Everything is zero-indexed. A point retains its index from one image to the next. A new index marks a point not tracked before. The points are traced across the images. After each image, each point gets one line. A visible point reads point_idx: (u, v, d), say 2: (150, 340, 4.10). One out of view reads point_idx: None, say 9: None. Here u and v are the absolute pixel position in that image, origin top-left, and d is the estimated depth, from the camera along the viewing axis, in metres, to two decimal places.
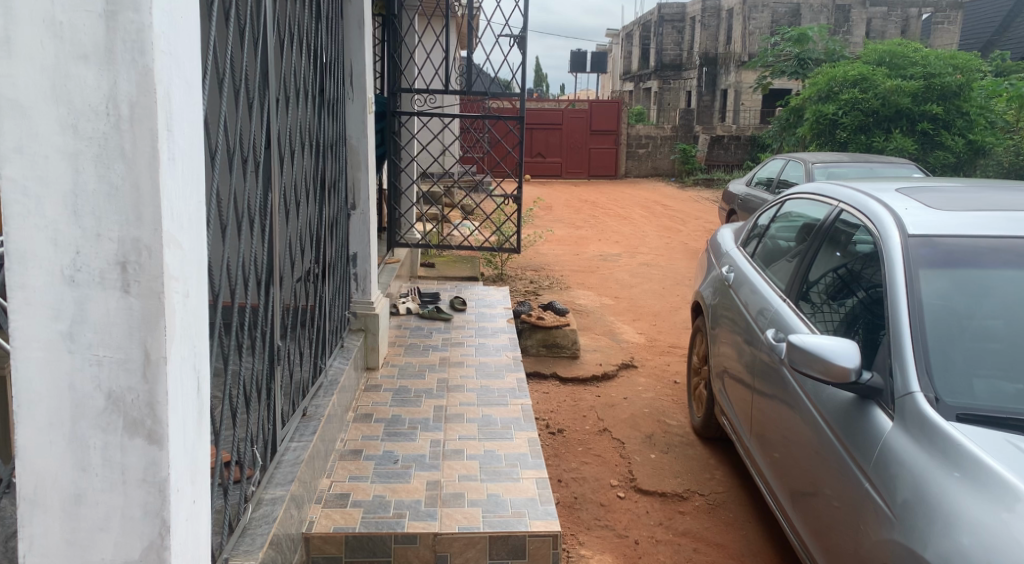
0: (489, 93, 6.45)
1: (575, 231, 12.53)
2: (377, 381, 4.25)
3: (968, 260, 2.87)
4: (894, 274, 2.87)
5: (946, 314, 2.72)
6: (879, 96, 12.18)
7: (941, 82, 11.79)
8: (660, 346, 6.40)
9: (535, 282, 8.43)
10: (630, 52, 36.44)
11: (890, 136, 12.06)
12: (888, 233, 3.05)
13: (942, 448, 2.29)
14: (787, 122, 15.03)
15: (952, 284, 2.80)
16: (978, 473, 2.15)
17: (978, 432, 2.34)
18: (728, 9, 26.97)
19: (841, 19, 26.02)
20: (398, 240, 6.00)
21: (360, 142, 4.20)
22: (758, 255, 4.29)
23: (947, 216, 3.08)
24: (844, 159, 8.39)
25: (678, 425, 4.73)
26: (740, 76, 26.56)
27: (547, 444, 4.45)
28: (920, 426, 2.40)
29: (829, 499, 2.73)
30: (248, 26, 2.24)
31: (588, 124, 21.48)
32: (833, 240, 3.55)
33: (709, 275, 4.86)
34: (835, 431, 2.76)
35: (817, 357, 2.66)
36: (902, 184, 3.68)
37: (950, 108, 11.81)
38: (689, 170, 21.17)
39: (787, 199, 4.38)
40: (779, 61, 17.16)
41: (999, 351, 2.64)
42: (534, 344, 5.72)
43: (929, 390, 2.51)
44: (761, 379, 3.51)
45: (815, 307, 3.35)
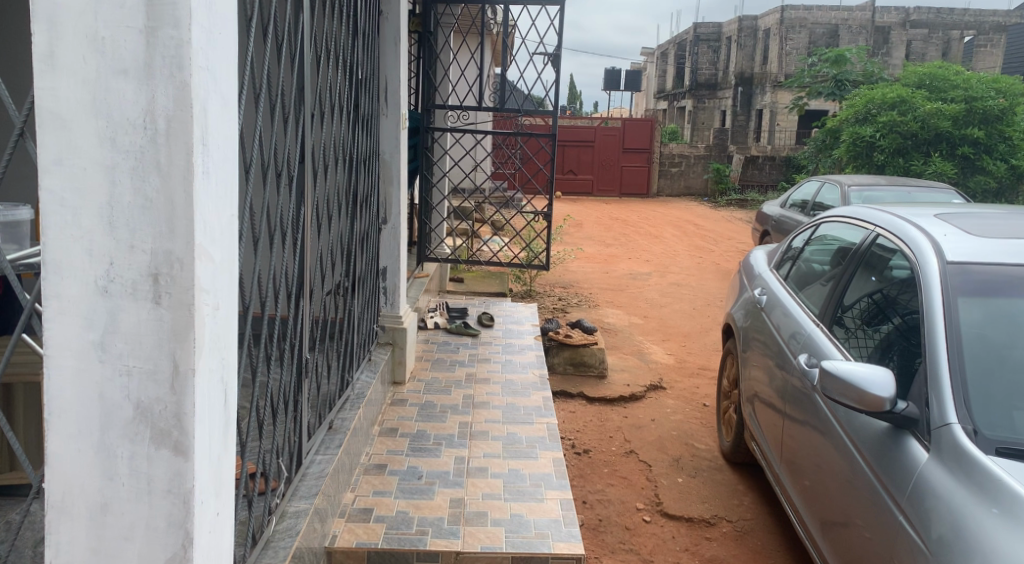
0: (523, 110, 6.46)
1: (606, 249, 12.49)
2: (403, 396, 4.25)
3: (1009, 289, 2.80)
4: (930, 300, 2.81)
5: (985, 343, 2.66)
6: (918, 118, 11.99)
7: (983, 105, 11.59)
8: (689, 368, 6.33)
9: (565, 299, 8.40)
10: (664, 71, 36.46)
11: (929, 160, 11.86)
12: (926, 259, 2.99)
13: (980, 483, 2.22)
14: (823, 143, 14.86)
15: (991, 314, 2.73)
16: (1018, 510, 2.08)
17: (1019, 468, 2.27)
18: (765, 29, 26.86)
19: (880, 40, 25.69)
20: (428, 254, 6.03)
21: (393, 157, 4.24)
22: (791, 278, 4.23)
23: (987, 243, 3.01)
24: (881, 182, 8.26)
25: (706, 449, 4.66)
26: (775, 96, 26.44)
27: (573, 464, 4.41)
28: (956, 459, 2.34)
29: (860, 530, 2.66)
30: (286, 42, 2.27)
31: (621, 142, 21.46)
32: (869, 264, 3.49)
33: (740, 297, 4.80)
34: (867, 460, 2.71)
35: (850, 385, 2.61)
36: (942, 209, 3.60)
37: (991, 132, 11.58)
38: (723, 190, 21.02)
39: (821, 222, 4.32)
40: (816, 81, 16.99)
41: None
42: (561, 362, 5.69)
43: (967, 422, 2.44)
44: (793, 404, 3.45)
45: (849, 333, 3.29)
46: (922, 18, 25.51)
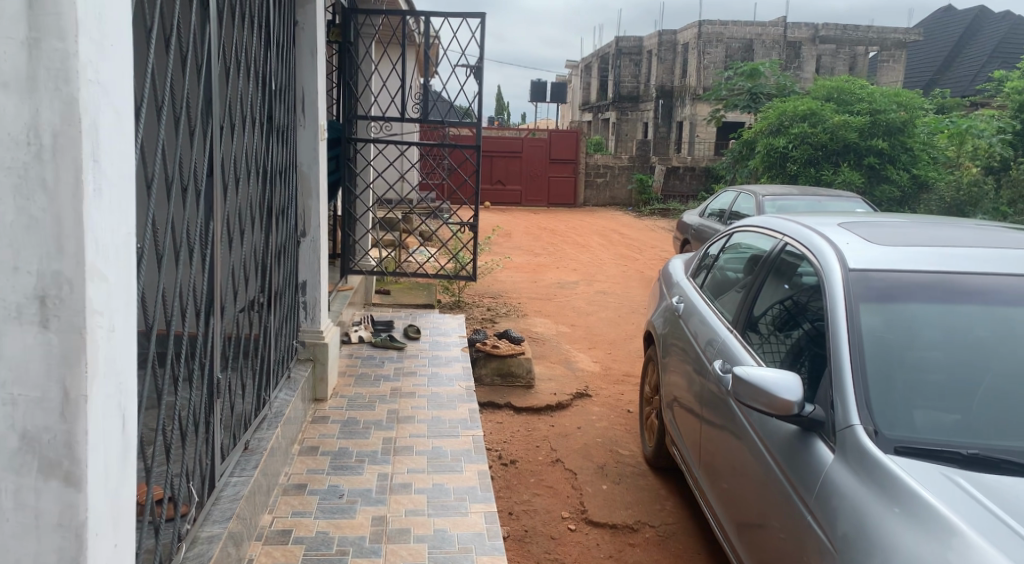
0: (446, 122, 6.44)
1: (533, 259, 12.57)
2: (325, 413, 4.17)
3: (906, 295, 2.95)
4: (834, 306, 2.94)
5: (884, 348, 2.79)
6: (827, 130, 12.53)
7: (886, 118, 12.17)
8: (614, 375, 6.42)
9: (492, 309, 8.41)
10: (589, 84, 37.08)
11: (839, 170, 12.40)
12: (830, 267, 3.12)
13: (881, 481, 2.33)
14: (740, 154, 15.35)
15: (889, 319, 2.88)
16: (915, 507, 2.18)
17: (916, 465, 2.38)
18: (684, 43, 27.63)
19: (792, 55, 26.66)
20: (351, 266, 5.94)
21: (311, 169, 4.16)
22: (707, 286, 4.35)
23: (885, 251, 3.16)
24: (792, 192, 8.58)
25: (630, 455, 4.73)
26: (695, 109, 27.16)
27: (499, 475, 4.41)
28: (859, 459, 2.45)
29: (773, 530, 2.75)
30: (190, 54, 2.21)
31: (547, 152, 21.68)
32: (778, 271, 3.63)
33: (660, 305, 4.90)
34: (778, 463, 2.80)
35: (761, 390, 2.71)
36: (845, 218, 3.77)
37: (895, 144, 12.20)
38: (646, 200, 21.46)
39: (734, 231, 4.46)
40: (733, 94, 17.54)
41: (935, 383, 2.72)
42: (488, 373, 5.68)
43: (868, 423, 2.56)
44: (710, 409, 3.54)
45: (763, 339, 3.41)
46: (831, 35, 26.69)
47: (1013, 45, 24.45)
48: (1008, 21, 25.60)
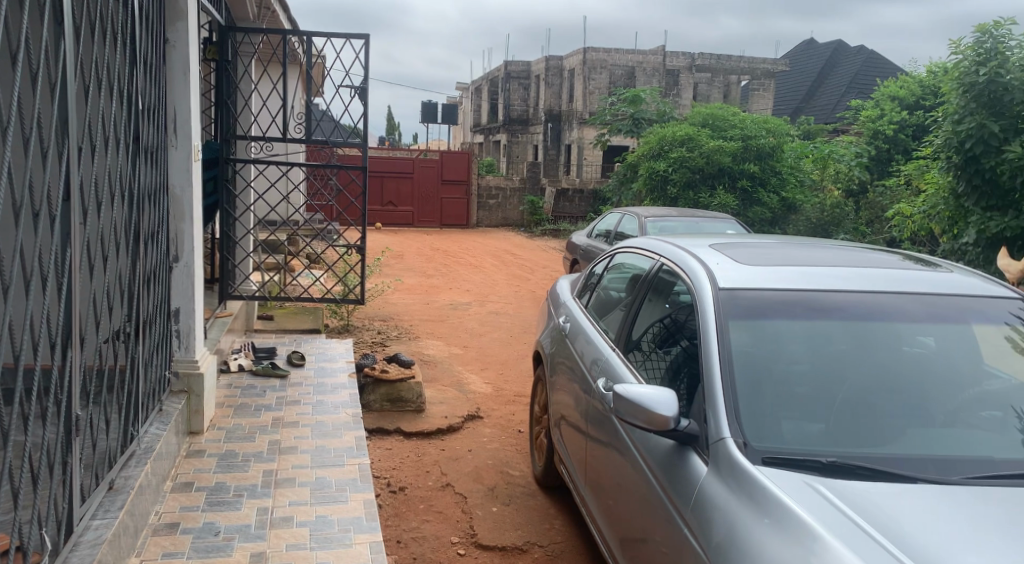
0: (331, 142, 6.32)
1: (426, 280, 12.49)
2: (200, 447, 3.97)
3: (773, 312, 3.12)
4: (706, 323, 3.08)
5: (751, 363, 2.96)
6: (704, 155, 13.08)
7: (757, 143, 12.95)
8: (506, 396, 6.43)
9: (383, 332, 8.28)
10: (480, 106, 37.45)
11: (715, 193, 12.96)
12: (702, 285, 3.27)
13: (750, 492, 2.44)
14: (625, 177, 15.84)
15: (756, 336, 3.04)
16: (782, 515, 2.30)
17: (782, 474, 2.52)
18: (570, 69, 28.42)
19: (671, 82, 27.82)
20: (231, 292, 5.71)
21: (184, 191, 3.99)
22: (592, 305, 4.46)
23: (752, 270, 3.34)
24: (672, 213, 8.94)
25: (520, 476, 4.75)
26: (582, 133, 27.89)
27: (387, 503, 4.32)
28: (732, 472, 2.57)
29: (655, 544, 2.82)
30: (40, 70, 2.07)
31: (438, 174, 21.72)
32: (656, 290, 3.77)
33: (548, 325, 4.98)
34: (659, 478, 2.90)
35: (641, 407, 2.82)
36: (717, 239, 3.97)
37: (765, 167, 12.96)
38: (538, 221, 21.79)
39: (617, 251, 4.60)
40: (617, 119, 18.12)
41: (798, 395, 2.90)
42: (377, 399, 5.58)
43: (738, 436, 2.70)
44: (595, 426, 3.61)
45: (643, 357, 3.52)
46: (707, 64, 27.99)
47: (868, 77, 26.48)
48: (863, 55, 27.72)
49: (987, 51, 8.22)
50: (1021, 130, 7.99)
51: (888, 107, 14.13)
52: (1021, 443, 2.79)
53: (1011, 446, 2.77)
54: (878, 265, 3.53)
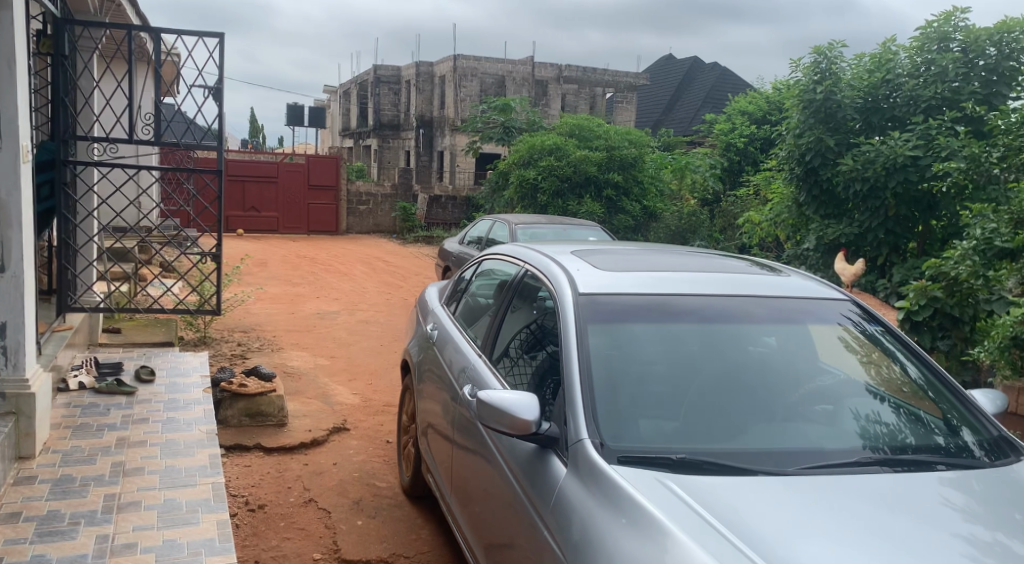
0: (183, 143, 6.00)
1: (292, 289, 12.09)
2: (31, 473, 3.64)
3: (629, 315, 3.23)
4: (566, 327, 3.15)
5: (609, 365, 3.05)
6: (571, 164, 13.39)
7: (620, 153, 13.47)
8: (374, 406, 6.31)
9: (244, 344, 7.93)
10: (348, 110, 36.77)
11: (582, 201, 13.28)
12: (563, 290, 3.34)
13: (608, 493, 2.51)
14: (496, 184, 16.01)
15: (613, 339, 3.13)
16: (637, 513, 2.38)
17: (637, 472, 2.60)
18: (441, 76, 28.45)
19: (539, 92, 28.35)
20: (71, 304, 5.29)
21: (10, 197, 3.67)
22: (459, 313, 4.47)
23: (610, 275, 3.44)
24: (540, 220, 9.10)
25: (387, 487, 4.66)
26: (454, 140, 27.96)
27: (245, 522, 4.13)
28: (590, 474, 2.63)
29: (518, 550, 2.84)
30: None
31: (305, 178, 21.13)
32: (520, 296, 3.82)
33: (415, 332, 4.94)
34: (522, 483, 2.93)
35: (504, 413, 2.84)
36: (578, 246, 4.06)
37: (629, 177, 13.47)
38: (410, 227, 21.61)
39: (484, 258, 4.62)
40: (487, 127, 18.29)
41: (653, 395, 3.02)
42: (235, 414, 5.33)
43: (595, 436, 2.77)
44: (462, 433, 3.60)
45: (509, 363, 3.55)
46: (573, 75, 28.76)
47: (721, 92, 28.14)
48: (716, 71, 29.43)
49: (822, 72, 8.93)
50: (851, 144, 8.72)
51: (738, 121, 15.03)
52: (850, 433, 3.03)
53: (842, 437, 2.99)
54: (726, 270, 3.73)
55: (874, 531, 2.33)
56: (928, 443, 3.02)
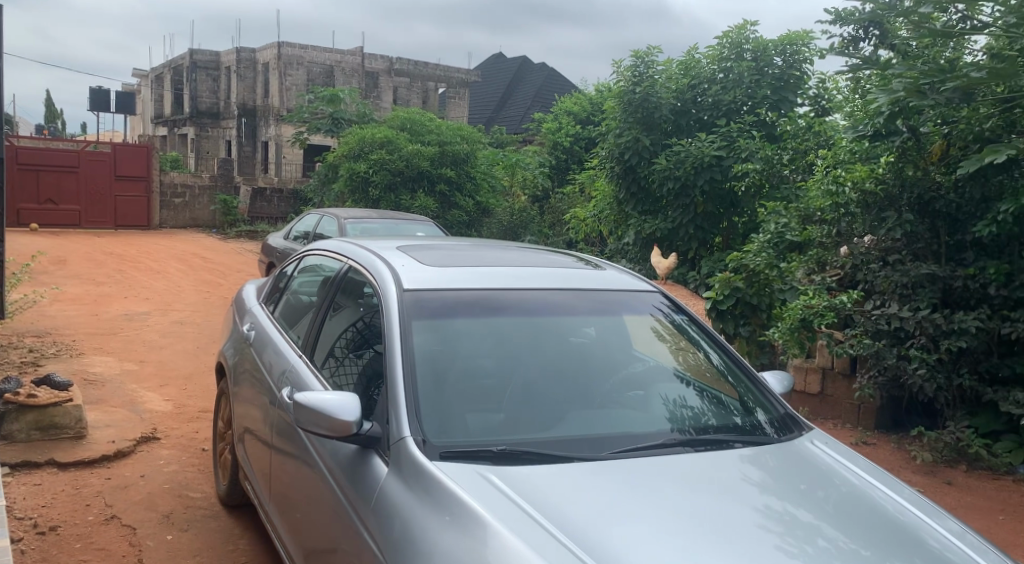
0: None
1: (95, 288, 11.10)
2: None
3: (453, 311, 3.22)
4: (390, 325, 3.09)
5: (432, 361, 3.03)
6: (403, 158, 13.24)
7: (452, 149, 13.49)
8: (189, 413, 5.92)
9: (37, 350, 7.18)
10: (161, 96, 34.34)
11: (415, 195, 13.18)
12: (387, 287, 3.28)
13: (430, 491, 2.49)
14: (325, 178, 15.56)
15: (437, 335, 3.12)
16: (460, 511, 2.37)
17: (459, 468, 2.60)
18: (265, 63, 27.27)
19: (370, 84, 27.90)
20: None
21: None
22: (280, 312, 4.28)
23: (433, 270, 3.43)
24: (372, 215, 8.92)
25: (202, 497, 4.39)
26: (280, 130, 26.90)
27: (34, 547, 3.73)
28: (412, 472, 2.59)
29: (340, 555, 2.76)
30: None
31: (111, 168, 19.50)
32: (344, 294, 3.71)
33: (231, 333, 4.68)
34: (343, 487, 2.85)
35: (322, 415, 2.75)
36: (402, 241, 4.02)
37: (460, 172, 13.55)
38: (232, 222, 20.54)
39: (306, 254, 4.46)
40: (314, 118, 17.74)
41: (474, 389, 3.04)
42: (23, 427, 4.82)
43: (417, 433, 2.74)
44: (281, 437, 3.45)
45: (334, 362, 3.44)
46: (404, 68, 28.52)
47: (549, 92, 29.06)
48: (545, 72, 30.40)
49: (639, 75, 9.43)
50: (665, 144, 9.28)
51: (564, 120, 15.57)
52: (659, 417, 3.21)
53: (652, 420, 3.16)
54: (548, 264, 3.83)
55: (680, 510, 2.48)
56: (727, 423, 3.26)
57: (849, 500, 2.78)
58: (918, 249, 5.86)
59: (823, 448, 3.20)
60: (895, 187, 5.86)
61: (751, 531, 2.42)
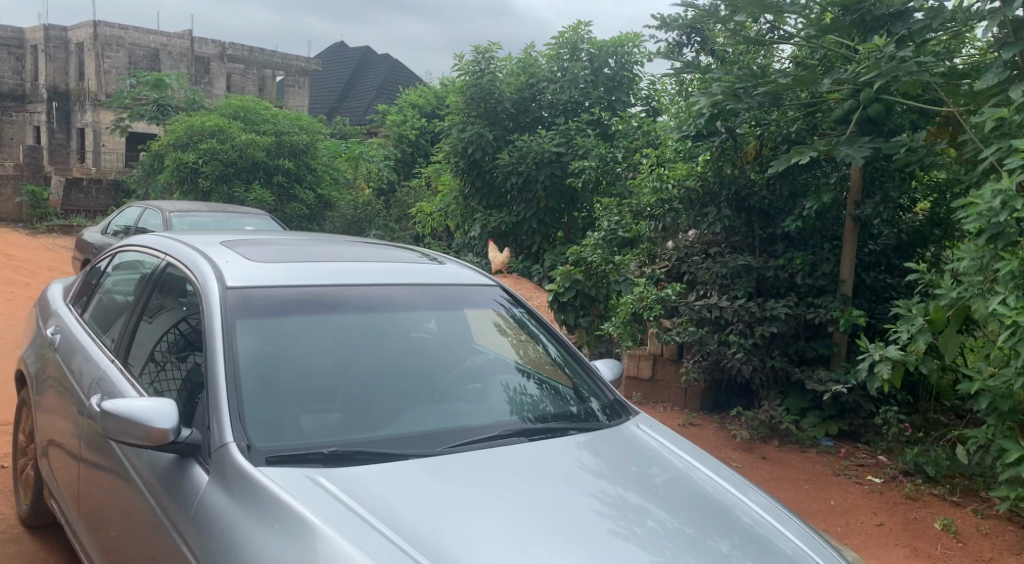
0: None
1: None
2: None
3: (283, 309, 3.08)
4: (212, 325, 2.92)
5: (258, 362, 2.89)
6: (236, 148, 12.52)
7: (290, 139, 12.92)
8: None
9: None
10: None
11: (250, 188, 12.58)
12: (209, 285, 3.09)
13: (256, 500, 2.37)
14: (150, 168, 14.53)
15: (263, 335, 2.97)
16: (290, 519, 2.28)
17: (287, 473, 2.49)
18: (80, 43, 25.08)
19: (202, 69, 26.32)
20: None
21: None
22: (91, 313, 3.94)
23: (261, 266, 3.27)
24: (201, 208, 8.43)
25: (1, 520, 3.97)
26: (97, 116, 24.81)
27: None
28: (237, 479, 2.46)
29: None
30: None
31: None
32: (163, 292, 3.47)
33: (34, 337, 4.25)
34: (159, 499, 2.67)
35: (137, 423, 2.55)
36: (228, 236, 3.81)
37: (299, 164, 13.06)
38: (41, 216, 18.71)
39: (121, 250, 4.13)
40: (137, 104, 16.53)
41: (304, 390, 2.93)
42: None
43: (241, 439, 2.61)
44: (91, 449, 3.18)
45: (155, 367, 3.21)
46: (238, 54, 27.14)
47: (392, 84, 28.74)
48: (388, 63, 30.01)
49: (480, 71, 9.52)
50: (508, 140, 9.44)
51: (408, 114, 15.51)
52: (495, 409, 3.24)
53: (489, 412, 3.19)
54: (385, 259, 3.76)
55: (518, 502, 2.50)
56: (562, 411, 3.34)
57: (672, 482, 2.93)
58: (735, 241, 6.30)
59: (648, 431, 3.35)
60: (714, 184, 6.27)
61: (586, 518, 2.49)
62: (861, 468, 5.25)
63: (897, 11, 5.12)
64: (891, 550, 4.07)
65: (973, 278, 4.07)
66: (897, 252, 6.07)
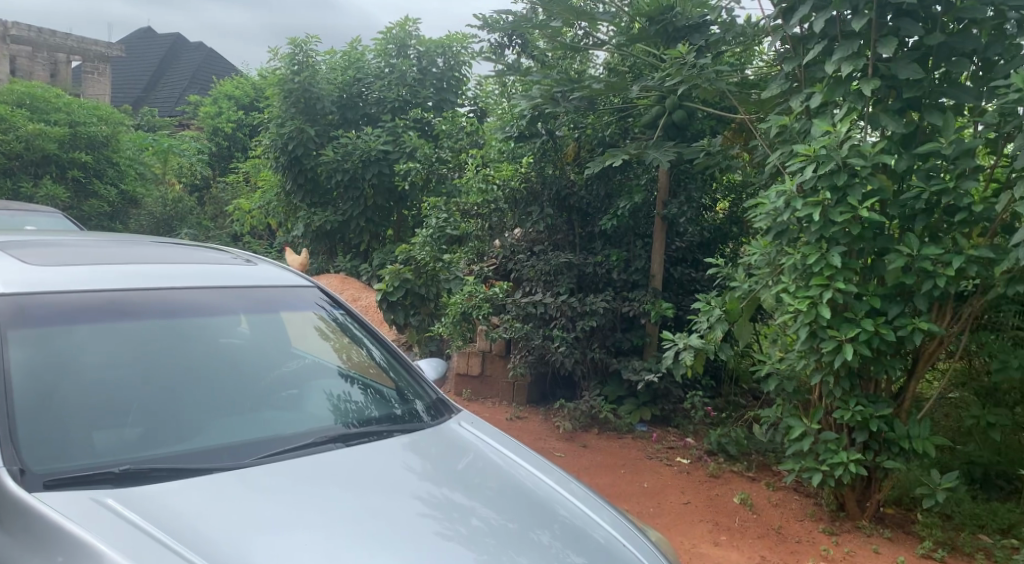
0: None
1: None
2: None
3: (69, 316, 2.79)
4: None
5: (36, 376, 2.61)
6: (22, 139, 11.26)
7: (87, 131, 11.79)
8: None
9: None
10: None
11: (40, 183, 11.36)
12: None
13: (35, 531, 2.14)
14: None
15: (43, 345, 2.68)
16: (76, 550, 2.07)
17: (71, 497, 2.27)
18: None
19: None
20: None
21: None
22: None
23: (43, 269, 2.94)
24: None
25: None
26: None
27: None
28: (11, 509, 2.21)
29: None
30: None
31: None
32: None
33: None
34: None
35: None
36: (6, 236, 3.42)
37: (99, 158, 11.99)
38: None
39: None
40: None
41: (93, 405, 2.68)
42: None
43: (15, 463, 2.35)
44: None
45: None
46: None
47: (205, 74, 27.10)
48: (203, 53, 28.31)
49: (298, 64, 9.16)
50: (331, 136, 9.20)
51: (224, 105, 14.81)
52: (311, 414, 3.12)
53: (305, 419, 3.07)
54: (194, 260, 3.52)
55: (336, 511, 2.43)
56: (383, 413, 3.28)
57: (493, 477, 2.96)
58: (557, 239, 6.54)
59: (468, 429, 3.36)
60: (536, 184, 6.45)
61: (411, 522, 2.46)
62: (671, 450, 5.61)
63: (696, 23, 5.59)
64: (695, 526, 4.38)
65: (763, 271, 4.43)
66: (701, 247, 6.52)
